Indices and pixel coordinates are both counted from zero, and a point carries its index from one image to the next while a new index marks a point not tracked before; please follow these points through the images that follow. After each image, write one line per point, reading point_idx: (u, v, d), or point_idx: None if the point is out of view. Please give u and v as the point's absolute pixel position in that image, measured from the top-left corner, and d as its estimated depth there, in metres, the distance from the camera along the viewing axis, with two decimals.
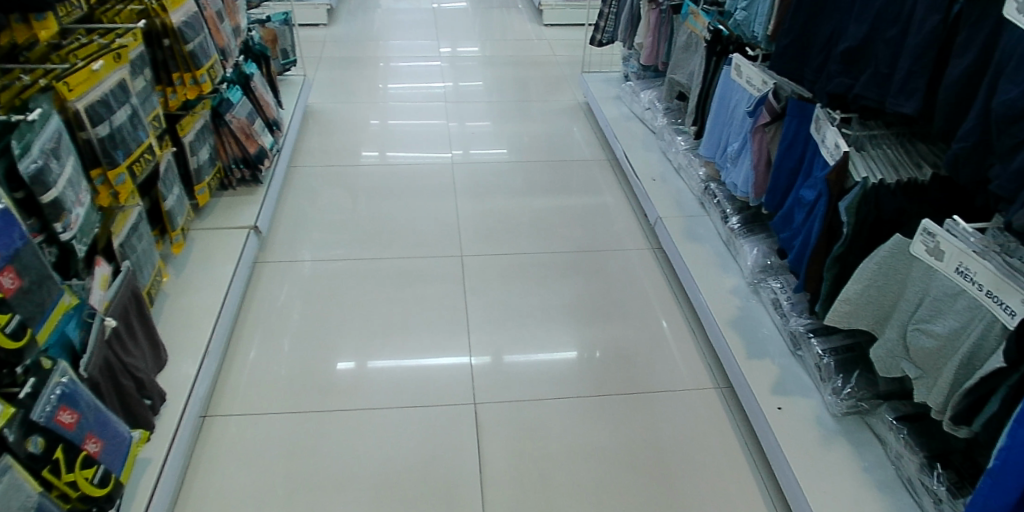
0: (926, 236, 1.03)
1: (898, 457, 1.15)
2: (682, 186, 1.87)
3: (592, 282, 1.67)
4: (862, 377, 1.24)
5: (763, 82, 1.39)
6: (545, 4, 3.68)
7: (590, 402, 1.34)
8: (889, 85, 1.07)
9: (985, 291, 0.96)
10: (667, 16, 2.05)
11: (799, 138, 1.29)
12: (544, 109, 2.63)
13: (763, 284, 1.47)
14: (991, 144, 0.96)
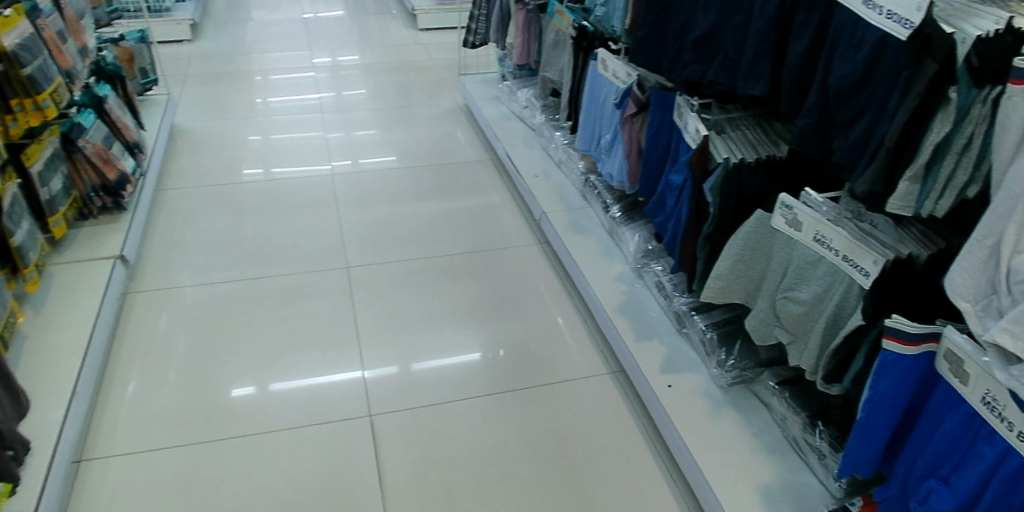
0: (785, 210, 1.12)
1: (783, 420, 1.24)
2: (564, 181, 1.91)
3: (484, 282, 1.68)
4: (743, 348, 1.32)
5: (627, 74, 1.44)
6: (418, 9, 3.70)
7: (488, 400, 1.35)
8: (738, 69, 1.14)
9: (841, 256, 1.06)
10: (534, 16, 2.15)
11: (664, 126, 1.33)
12: (427, 113, 2.63)
13: (647, 268, 1.52)
14: (831, 119, 1.06)
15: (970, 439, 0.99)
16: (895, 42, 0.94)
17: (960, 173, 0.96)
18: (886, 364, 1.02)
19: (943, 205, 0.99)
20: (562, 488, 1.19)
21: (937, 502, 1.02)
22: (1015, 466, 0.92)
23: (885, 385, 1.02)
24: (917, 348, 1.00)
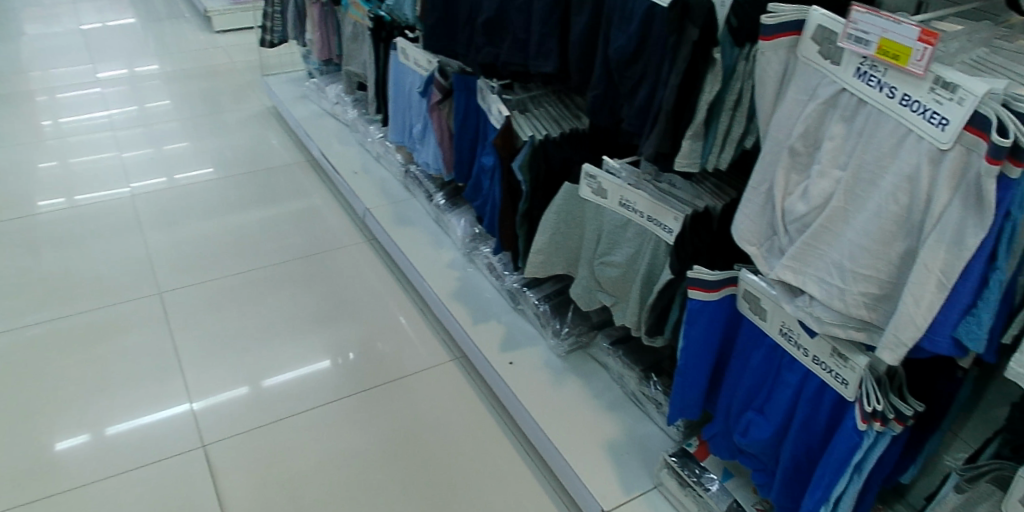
0: (590, 180, 1.19)
1: (622, 376, 1.36)
2: (385, 175, 2.15)
3: (319, 286, 1.99)
4: (576, 316, 1.46)
5: (428, 62, 1.50)
6: (212, 10, 4.05)
7: (344, 407, 1.59)
8: (528, 48, 1.21)
9: (646, 217, 1.14)
10: (328, 9, 2.35)
11: (470, 111, 1.39)
12: (238, 117, 3.00)
13: (477, 253, 1.68)
14: (616, 88, 1.14)
15: (775, 368, 1.11)
16: (659, 8, 1.03)
17: (735, 126, 1.08)
18: (693, 313, 1.10)
19: (724, 156, 1.10)
20: (417, 454, 1.48)
21: (755, 430, 1.13)
22: (814, 387, 1.06)
23: (696, 332, 1.11)
24: (718, 294, 1.09)
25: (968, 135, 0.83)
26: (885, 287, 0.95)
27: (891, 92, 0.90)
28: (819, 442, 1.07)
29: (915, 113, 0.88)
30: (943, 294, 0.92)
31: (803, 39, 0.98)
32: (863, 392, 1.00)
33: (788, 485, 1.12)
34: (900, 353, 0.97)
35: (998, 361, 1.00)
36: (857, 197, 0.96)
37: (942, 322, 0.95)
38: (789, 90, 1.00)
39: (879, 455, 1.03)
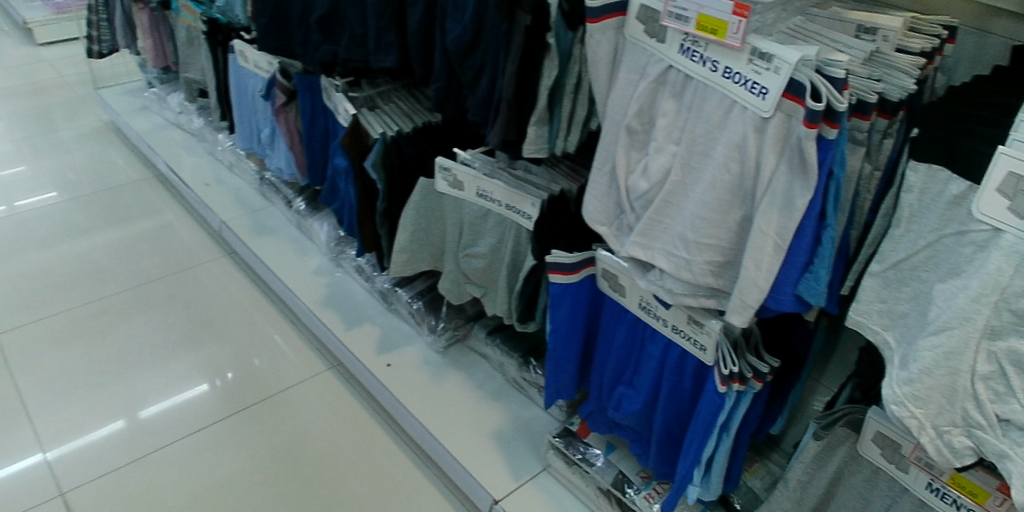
0: (445, 173, 1.22)
1: (503, 366, 1.45)
2: (240, 184, 2.38)
3: (187, 308, 2.07)
4: (451, 311, 1.55)
5: (269, 63, 1.67)
6: (31, 23, 3.91)
7: (223, 426, 1.69)
8: (367, 43, 1.21)
9: (505, 206, 1.17)
10: (159, 17, 2.56)
11: (317, 109, 1.51)
12: (72, 135, 2.99)
13: (342, 257, 1.85)
14: (459, 79, 1.14)
15: (638, 340, 1.14)
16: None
17: (578, 109, 1.09)
18: (557, 296, 1.13)
19: (571, 139, 1.11)
20: (306, 460, 1.60)
21: (627, 403, 1.16)
22: (676, 355, 1.09)
23: (561, 314, 1.14)
24: (578, 275, 1.12)
25: (785, 102, 0.89)
26: (727, 253, 0.99)
27: (713, 65, 0.94)
28: (686, 406, 1.11)
29: (737, 84, 0.93)
30: (780, 256, 0.97)
31: (629, 19, 1.00)
32: (722, 354, 1.04)
33: (664, 451, 1.16)
34: (747, 315, 1.00)
35: (840, 312, 1.02)
36: (693, 169, 1.00)
37: (783, 282, 1.00)
38: (620, 70, 1.03)
39: (744, 412, 1.07)
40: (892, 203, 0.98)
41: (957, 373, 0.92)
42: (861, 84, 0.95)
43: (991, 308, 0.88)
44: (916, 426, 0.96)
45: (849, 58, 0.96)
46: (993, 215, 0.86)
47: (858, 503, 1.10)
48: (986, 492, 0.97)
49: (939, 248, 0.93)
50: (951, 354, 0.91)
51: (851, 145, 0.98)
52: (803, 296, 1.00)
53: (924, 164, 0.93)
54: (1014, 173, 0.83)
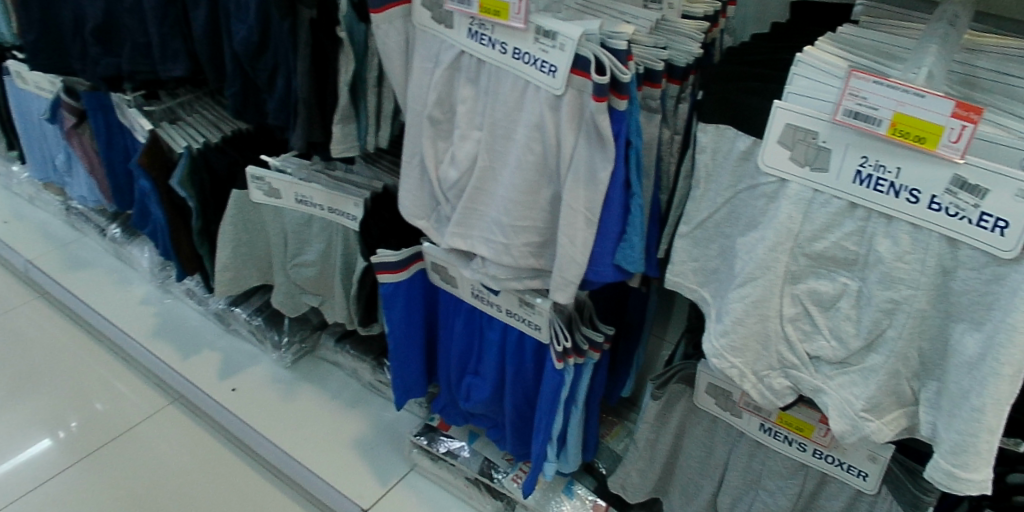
0: (259, 182, 1.22)
1: (355, 371, 1.65)
2: (47, 217, 2.39)
3: (10, 359, 1.91)
4: (294, 325, 1.74)
5: (51, 84, 1.78)
6: None
7: (70, 476, 1.59)
8: (150, 54, 1.31)
9: (327, 209, 1.18)
10: None
11: (112, 128, 1.69)
12: None
13: (170, 283, 2.02)
14: (256, 84, 1.13)
15: (477, 328, 1.16)
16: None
17: (384, 102, 1.10)
18: (389, 296, 1.14)
19: (382, 135, 1.13)
20: (160, 498, 1.54)
21: (477, 391, 1.19)
22: (515, 338, 1.12)
23: (396, 313, 1.15)
24: (407, 272, 1.13)
25: (574, 78, 0.91)
26: (543, 233, 1.01)
27: (502, 47, 0.95)
28: (532, 386, 1.14)
29: (526, 64, 0.94)
30: (592, 229, 1.00)
31: (414, 7, 1.00)
32: (554, 332, 1.07)
33: (519, 432, 1.20)
34: (570, 291, 1.03)
35: (661, 274, 1.08)
36: (498, 153, 1.01)
37: (600, 253, 1.02)
38: (415, 59, 1.03)
39: (588, 383, 1.11)
40: (689, 162, 1.01)
41: (767, 318, 0.97)
42: (645, 53, 0.98)
43: (788, 254, 0.94)
44: (738, 375, 1.00)
45: (634, 29, 1.00)
46: (778, 166, 0.92)
47: (702, 451, 1.15)
48: (811, 426, 1.02)
49: (736, 203, 0.97)
50: (758, 302, 0.96)
51: (646, 113, 1.01)
52: (622, 266, 1.02)
53: (712, 126, 0.96)
54: (793, 125, 0.90)
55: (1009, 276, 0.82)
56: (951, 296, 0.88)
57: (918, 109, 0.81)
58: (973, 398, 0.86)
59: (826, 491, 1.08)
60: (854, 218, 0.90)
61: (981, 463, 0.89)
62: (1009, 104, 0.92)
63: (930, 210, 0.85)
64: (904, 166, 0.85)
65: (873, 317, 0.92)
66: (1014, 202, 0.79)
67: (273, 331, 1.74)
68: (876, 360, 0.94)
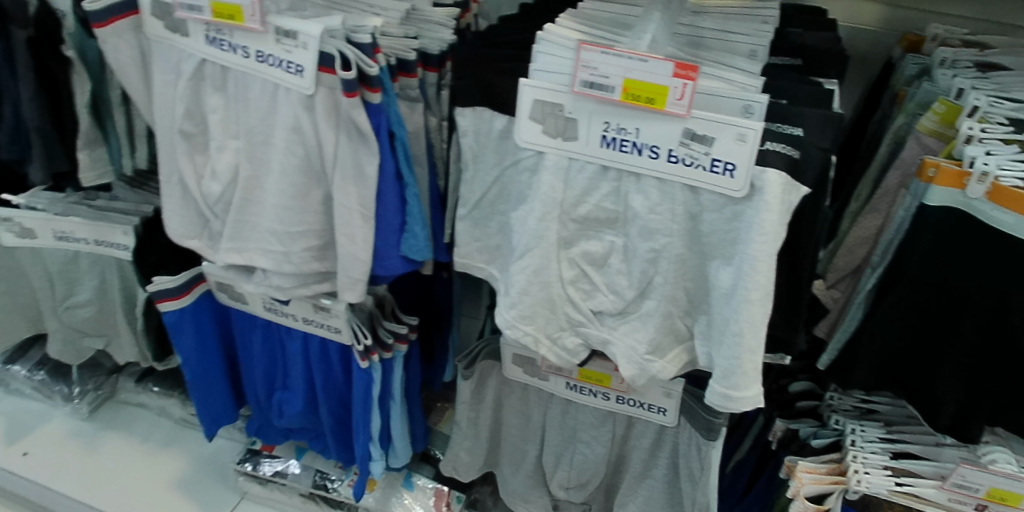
0: (8, 223, 1.21)
1: (165, 409, 1.64)
2: None
3: None
4: (86, 371, 1.65)
5: None
6: None
7: None
8: None
9: (93, 242, 1.19)
10: None
11: None
12: None
13: None
14: None
15: (279, 343, 1.21)
16: None
17: (133, 121, 1.13)
18: (176, 324, 1.17)
19: (138, 154, 1.17)
20: None
21: (289, 405, 1.24)
22: (317, 345, 1.17)
23: (187, 341, 1.19)
24: (190, 296, 1.16)
25: (322, 76, 0.93)
26: (321, 235, 1.04)
27: (245, 51, 0.97)
28: (344, 388, 1.20)
29: (274, 66, 0.96)
30: (370, 224, 1.03)
31: (143, 17, 1.01)
32: (353, 332, 1.12)
33: (341, 437, 1.26)
34: (360, 289, 1.07)
35: (450, 258, 1.12)
36: (260, 161, 1.02)
37: (385, 247, 1.05)
38: (155, 70, 1.03)
39: (403, 375, 1.17)
40: (454, 147, 1.04)
41: (549, 284, 1.02)
42: (397, 45, 1.01)
43: (557, 222, 0.99)
44: (533, 341, 1.04)
45: (382, 21, 1.03)
46: (534, 140, 0.96)
47: (519, 417, 1.21)
48: (607, 376, 1.09)
49: (504, 181, 1.02)
50: (538, 271, 1.00)
51: (409, 102, 1.04)
52: (409, 256, 1.06)
53: (470, 109, 1.00)
54: (540, 100, 0.95)
55: (744, 213, 0.92)
56: (702, 237, 0.96)
57: (644, 73, 0.89)
58: (733, 325, 0.94)
59: (634, 433, 1.16)
60: (608, 180, 0.97)
61: (748, 380, 0.96)
62: (726, 58, 1.00)
63: (670, 162, 0.93)
64: (641, 125, 0.92)
65: (641, 267, 0.99)
66: (735, 145, 0.89)
67: (59, 383, 1.64)
68: (650, 305, 1.01)
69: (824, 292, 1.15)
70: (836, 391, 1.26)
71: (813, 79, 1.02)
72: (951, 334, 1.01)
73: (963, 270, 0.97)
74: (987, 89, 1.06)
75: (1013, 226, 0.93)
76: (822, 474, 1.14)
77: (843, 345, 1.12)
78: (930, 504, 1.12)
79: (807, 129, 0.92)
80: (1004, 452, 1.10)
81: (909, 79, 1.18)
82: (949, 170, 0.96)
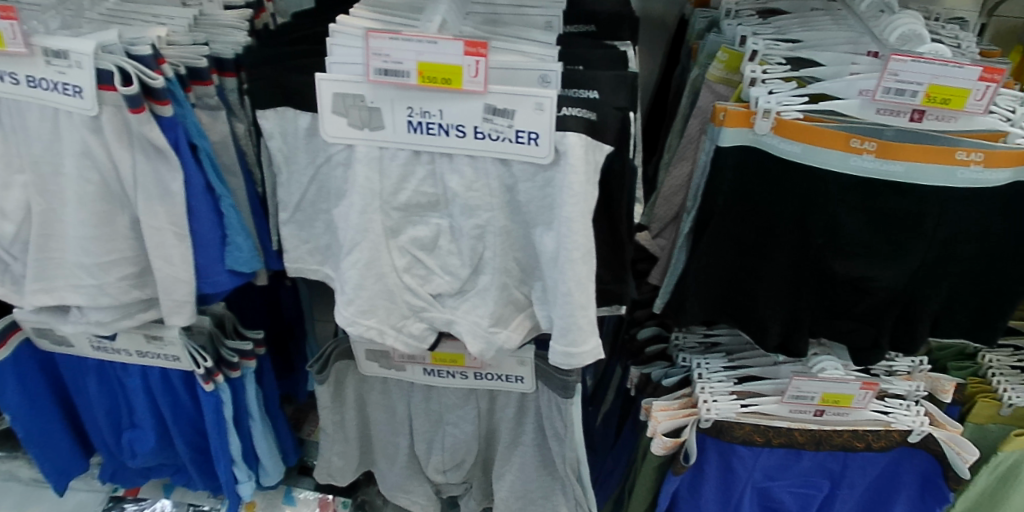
0: None
1: (11, 471, 1.52)
2: None
3: None
4: None
5: None
6: None
7: None
8: None
9: None
10: None
11: None
12: None
13: None
14: None
15: (117, 380, 1.22)
16: None
17: None
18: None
19: None
20: None
21: (140, 443, 1.24)
22: (157, 377, 1.19)
23: (12, 397, 1.19)
24: (8, 347, 1.16)
25: (103, 95, 0.89)
26: (135, 262, 1.02)
27: (14, 77, 0.92)
28: (195, 415, 1.22)
29: (49, 90, 0.91)
30: (186, 242, 1.02)
31: None
32: (192, 358, 1.14)
33: (201, 465, 1.29)
34: (188, 310, 1.07)
35: (282, 264, 1.15)
36: (53, 192, 0.97)
37: (208, 263, 1.05)
38: None
39: (255, 391, 1.22)
40: (264, 151, 1.04)
41: (383, 276, 1.02)
42: (184, 53, 1.00)
43: (379, 212, 0.99)
44: (378, 334, 1.05)
45: (166, 30, 1.02)
46: (341, 134, 0.96)
47: (382, 409, 1.24)
48: (460, 355, 1.12)
49: (321, 178, 1.02)
50: (369, 263, 1.00)
51: (210, 111, 1.04)
52: (235, 269, 1.07)
53: (270, 110, 0.99)
54: (339, 94, 0.94)
55: (554, 177, 0.94)
56: (521, 207, 0.99)
57: (435, 55, 0.89)
58: (562, 287, 0.97)
59: (498, 405, 1.21)
60: (422, 164, 0.97)
61: (584, 334, 0.99)
62: (521, 32, 1.03)
63: (477, 139, 0.94)
64: (443, 107, 0.93)
65: (470, 245, 1.01)
66: (535, 115, 0.91)
67: None
68: (485, 279, 1.03)
69: (651, 242, 1.21)
70: (681, 331, 1.33)
71: (607, 44, 1.06)
72: (764, 261, 1.09)
73: (765, 202, 1.05)
74: (766, 35, 1.13)
75: (799, 155, 1.01)
76: (675, 409, 1.20)
77: (674, 287, 1.16)
78: (776, 418, 1.22)
79: (601, 92, 0.96)
80: (831, 359, 1.21)
81: (699, 33, 1.25)
82: (735, 113, 1.01)
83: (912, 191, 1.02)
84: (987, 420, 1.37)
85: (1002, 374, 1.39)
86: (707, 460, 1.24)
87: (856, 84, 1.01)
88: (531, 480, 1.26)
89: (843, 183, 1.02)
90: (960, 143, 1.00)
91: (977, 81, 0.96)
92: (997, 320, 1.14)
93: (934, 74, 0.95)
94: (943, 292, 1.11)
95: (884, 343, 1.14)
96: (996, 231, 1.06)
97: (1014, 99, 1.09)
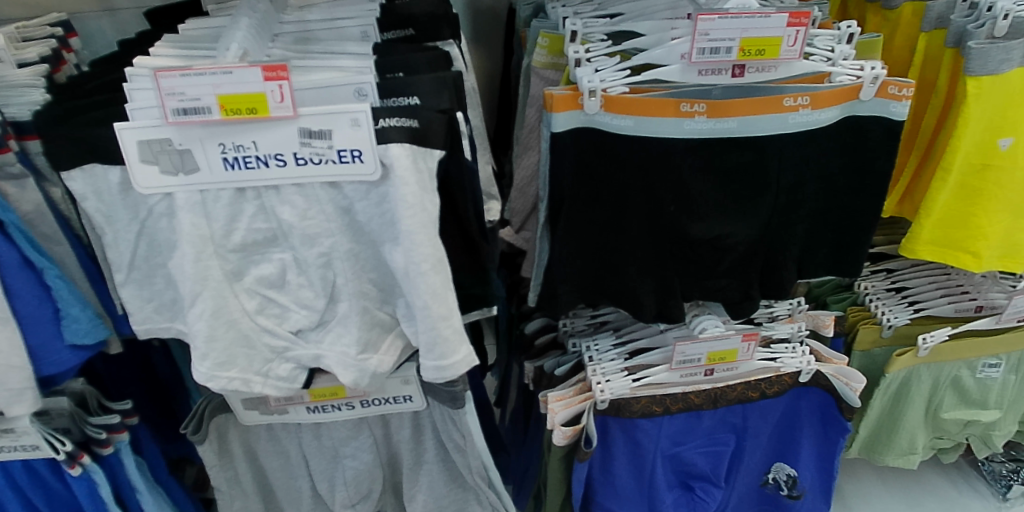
0: None
1: None
2: None
3: None
4: None
5: None
6: None
7: None
8: None
9: None
10: None
11: None
12: None
13: None
14: None
15: None
16: None
17: None
18: None
19: None
20: None
21: None
22: (21, 471, 1.15)
23: None
24: None
25: None
26: None
27: None
28: (73, 501, 1.20)
29: None
30: (9, 325, 0.94)
31: None
32: (49, 444, 1.10)
33: None
34: (29, 397, 0.99)
35: (132, 326, 1.10)
36: None
37: (41, 344, 0.98)
38: None
39: (134, 464, 1.20)
40: (82, 214, 0.97)
41: (234, 322, 0.97)
42: None
43: (215, 257, 0.93)
44: (242, 384, 0.99)
45: None
46: (155, 183, 0.90)
47: (273, 452, 1.23)
48: (339, 388, 1.10)
49: (148, 232, 0.96)
50: (216, 312, 0.95)
51: (14, 180, 0.95)
52: (76, 343, 1.00)
53: (76, 171, 0.92)
54: (144, 141, 0.88)
55: (388, 192, 0.90)
56: (362, 227, 0.95)
57: (234, 86, 0.84)
58: (419, 302, 0.93)
59: (393, 429, 1.21)
60: (250, 200, 0.92)
61: (451, 346, 0.95)
62: (332, 46, 1.00)
63: (299, 166, 0.89)
64: (257, 138, 0.88)
65: (320, 274, 0.97)
66: (354, 131, 0.86)
67: None
68: (344, 307, 0.99)
69: (516, 237, 1.21)
70: (568, 317, 1.35)
71: (428, 46, 1.04)
72: (622, 236, 1.09)
73: (610, 177, 1.05)
74: (587, 13, 1.15)
75: (633, 128, 1.01)
76: (570, 397, 1.20)
77: (544, 279, 1.15)
78: (670, 385, 1.24)
79: (422, 96, 0.92)
80: (711, 318, 1.23)
81: (528, 19, 1.29)
82: (563, 96, 0.99)
83: (750, 143, 1.03)
84: (872, 345, 1.42)
85: (879, 299, 1.45)
86: (613, 440, 1.25)
87: (676, 49, 1.00)
88: (443, 496, 1.27)
89: (682, 147, 1.02)
90: (785, 90, 1.01)
91: (787, 28, 0.97)
92: (855, 252, 1.16)
93: (744, 27, 0.96)
94: (800, 233, 1.12)
95: (755, 292, 1.15)
96: (835, 167, 1.08)
97: (830, 38, 1.11)
